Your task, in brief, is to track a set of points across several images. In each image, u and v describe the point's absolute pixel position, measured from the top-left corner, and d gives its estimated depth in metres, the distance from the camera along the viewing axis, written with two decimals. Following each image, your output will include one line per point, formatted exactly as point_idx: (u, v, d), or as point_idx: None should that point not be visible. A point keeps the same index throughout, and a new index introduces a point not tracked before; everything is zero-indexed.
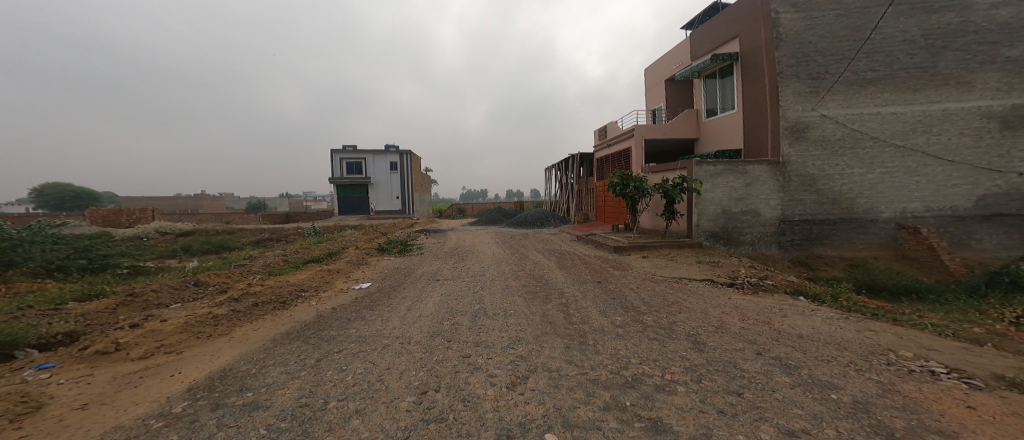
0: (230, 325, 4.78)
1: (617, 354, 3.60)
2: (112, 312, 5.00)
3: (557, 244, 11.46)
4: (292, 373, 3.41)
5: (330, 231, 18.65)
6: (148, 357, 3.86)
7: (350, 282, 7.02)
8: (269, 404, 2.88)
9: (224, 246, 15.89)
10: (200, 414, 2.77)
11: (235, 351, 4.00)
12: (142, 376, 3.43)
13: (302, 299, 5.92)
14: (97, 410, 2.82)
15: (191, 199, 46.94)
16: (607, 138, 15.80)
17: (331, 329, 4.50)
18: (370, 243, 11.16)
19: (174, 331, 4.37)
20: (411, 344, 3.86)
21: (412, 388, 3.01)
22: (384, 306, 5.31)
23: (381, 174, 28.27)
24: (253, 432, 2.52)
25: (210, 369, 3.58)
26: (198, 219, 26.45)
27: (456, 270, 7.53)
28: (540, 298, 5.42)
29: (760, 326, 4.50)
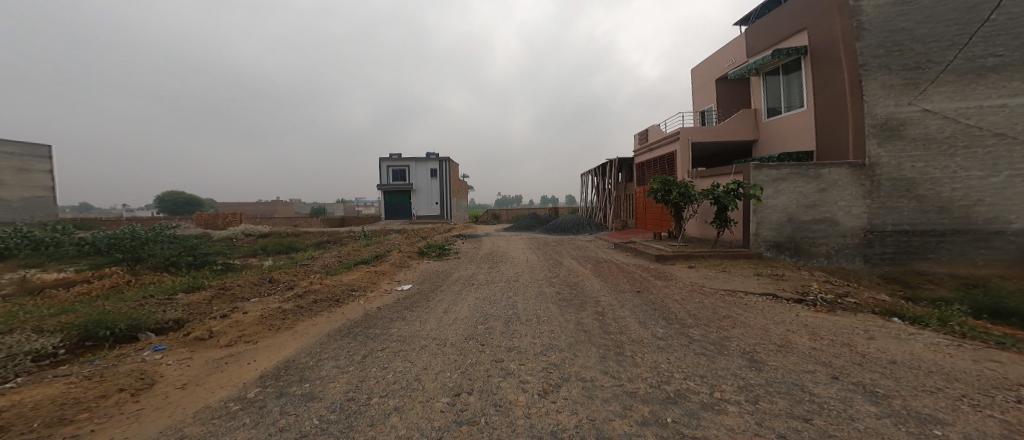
0: (294, 319, 5.25)
1: (659, 367, 3.39)
2: (208, 302, 5.77)
3: (600, 252, 11.13)
4: (341, 368, 3.65)
5: (381, 234, 19.75)
6: (232, 345, 4.35)
7: (393, 283, 7.37)
8: (321, 396, 3.11)
9: (293, 246, 17.55)
10: (268, 400, 3.07)
11: (298, 344, 4.38)
12: (226, 362, 3.88)
13: (353, 298, 6.34)
14: (193, 390, 3.25)
15: (270, 205, 52.71)
16: (649, 142, 15.11)
17: (375, 327, 4.75)
18: (413, 248, 11.62)
19: (252, 323, 4.89)
20: (446, 346, 3.97)
21: (446, 390, 3.07)
22: (423, 307, 5.51)
23: (424, 182, 29.49)
24: (307, 421, 2.74)
25: (279, 359, 3.96)
26: (272, 222, 29.42)
27: (490, 276, 7.58)
28: (577, 306, 5.28)
29: (838, 348, 3.99)
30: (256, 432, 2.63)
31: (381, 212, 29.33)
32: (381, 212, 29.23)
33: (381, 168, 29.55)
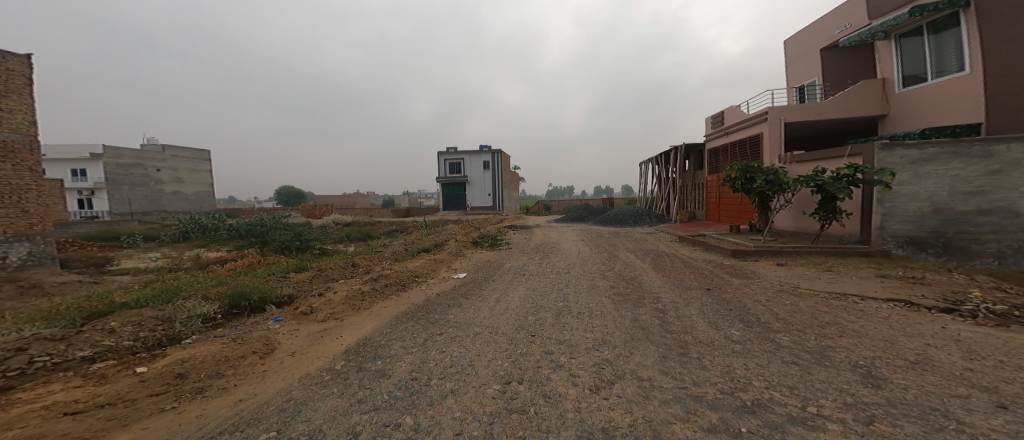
0: (370, 300, 5.82)
1: (734, 373, 3.10)
2: (309, 281, 6.80)
3: (667, 245, 10.45)
4: (406, 349, 3.96)
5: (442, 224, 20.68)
6: (327, 320, 4.99)
7: (450, 271, 7.73)
8: (390, 373, 3.42)
9: (370, 235, 19.30)
10: (350, 373, 3.47)
11: (374, 323, 4.87)
12: (322, 335, 4.48)
13: (416, 283, 6.81)
14: (299, 359, 3.85)
15: (351, 198, 58.43)
16: (725, 125, 13.68)
17: (435, 312, 5.06)
18: (468, 237, 12.05)
19: (341, 302, 5.54)
20: (497, 334, 4.08)
21: (498, 377, 3.17)
22: (476, 296, 5.70)
23: (477, 174, 30.09)
24: (379, 396, 3.05)
25: (360, 335, 4.45)
26: (352, 213, 32.47)
27: (541, 267, 7.54)
28: (632, 301, 5.04)
29: (1009, 369, 3.18)
30: (341, 402, 3.00)
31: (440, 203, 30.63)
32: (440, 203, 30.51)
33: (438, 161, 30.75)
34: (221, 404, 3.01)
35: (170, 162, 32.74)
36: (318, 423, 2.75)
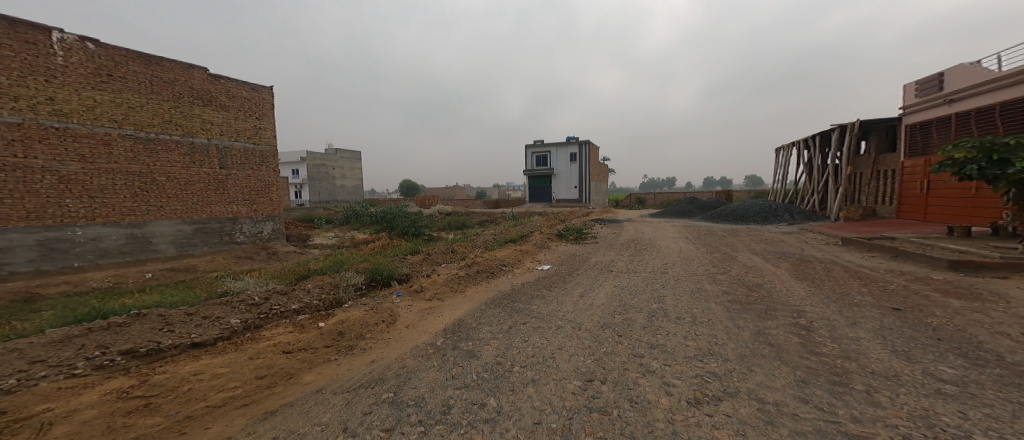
0: (463, 284, 6.26)
1: (936, 421, 2.33)
2: (420, 263, 7.88)
3: (820, 247, 8.72)
4: (494, 334, 4.14)
5: (527, 216, 21.09)
6: (433, 298, 5.65)
7: (534, 263, 7.84)
8: (479, 356, 3.64)
9: (465, 224, 20.61)
10: (447, 351, 3.81)
11: (467, 305, 5.25)
12: (428, 312, 5.08)
13: (503, 271, 7.07)
14: (412, 330, 4.49)
15: (449, 190, 63.30)
16: (954, 90, 9.83)
17: (520, 301, 5.18)
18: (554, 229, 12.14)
19: (443, 283, 6.14)
20: (584, 330, 3.98)
21: (579, 373, 3.11)
22: (560, 289, 5.67)
23: (564, 165, 29.63)
24: (468, 376, 3.27)
25: (457, 314, 4.89)
26: (449, 203, 35.05)
27: (631, 264, 7.16)
28: (760, 312, 4.36)
29: None
30: (439, 375, 3.33)
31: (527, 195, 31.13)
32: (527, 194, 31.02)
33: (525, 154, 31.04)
34: (360, 363, 3.72)
35: (342, 164, 39.21)
36: (422, 391, 3.10)
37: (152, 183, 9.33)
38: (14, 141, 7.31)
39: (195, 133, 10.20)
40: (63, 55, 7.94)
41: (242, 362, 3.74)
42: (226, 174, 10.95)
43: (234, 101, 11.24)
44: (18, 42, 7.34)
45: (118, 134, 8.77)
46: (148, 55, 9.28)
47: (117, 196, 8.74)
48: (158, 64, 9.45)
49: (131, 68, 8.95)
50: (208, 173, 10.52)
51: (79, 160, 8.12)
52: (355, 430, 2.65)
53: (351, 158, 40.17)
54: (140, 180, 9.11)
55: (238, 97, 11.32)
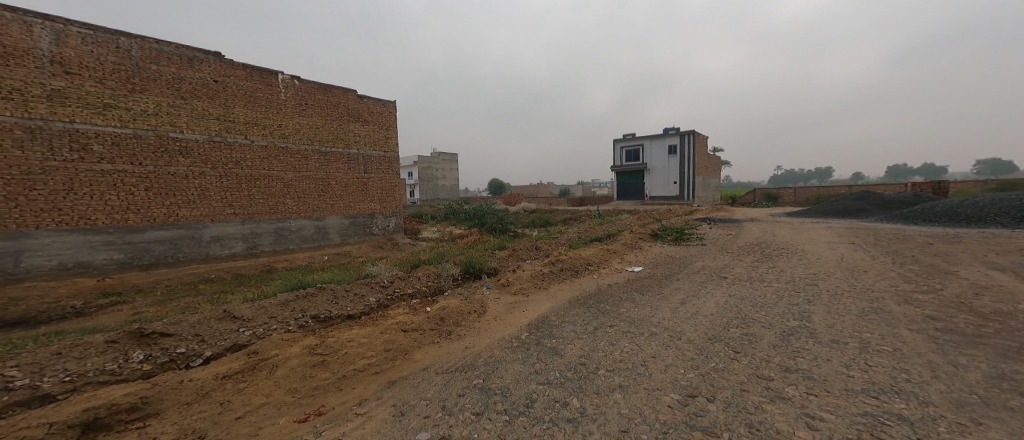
0: (546, 282, 6.35)
1: None
2: (507, 258, 8.45)
3: (1009, 255, 6.71)
4: (578, 334, 4.03)
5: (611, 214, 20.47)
6: (518, 293, 5.98)
7: (622, 264, 7.49)
8: (563, 354, 3.59)
9: (549, 221, 20.60)
10: (530, 347, 3.88)
11: (550, 303, 5.32)
12: (513, 307, 5.41)
13: (588, 271, 6.94)
14: (498, 323, 4.86)
15: (533, 188, 64.28)
16: None
17: (607, 303, 4.97)
18: (644, 228, 11.58)
19: (529, 279, 6.38)
20: (686, 343, 3.59)
21: (678, 387, 2.85)
22: (652, 293, 5.30)
23: (659, 160, 27.53)
24: (551, 373, 3.25)
25: (539, 312, 4.97)
26: (535, 200, 35.62)
27: (738, 271, 6.43)
28: (960, 341, 3.33)
29: None
30: (524, 368, 3.44)
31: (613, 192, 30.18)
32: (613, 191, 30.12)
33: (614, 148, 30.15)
34: (456, 348, 4.22)
35: (444, 165, 42.43)
36: (509, 381, 3.27)
37: (331, 188, 11.34)
38: (264, 158, 9.82)
39: (351, 145, 11.82)
40: (284, 91, 10.27)
41: (376, 335, 4.56)
42: (367, 178, 12.31)
43: (373, 116, 12.43)
44: (262, 85, 9.77)
45: (316, 149, 11.00)
46: (324, 84, 11.20)
47: (315, 197, 10.95)
48: (330, 91, 11.28)
49: (321, 97, 11.10)
50: (359, 178, 12.06)
51: (295, 171, 10.49)
52: (451, 409, 2.95)
53: (450, 160, 43.13)
54: (325, 185, 11.19)
55: (375, 113, 12.47)
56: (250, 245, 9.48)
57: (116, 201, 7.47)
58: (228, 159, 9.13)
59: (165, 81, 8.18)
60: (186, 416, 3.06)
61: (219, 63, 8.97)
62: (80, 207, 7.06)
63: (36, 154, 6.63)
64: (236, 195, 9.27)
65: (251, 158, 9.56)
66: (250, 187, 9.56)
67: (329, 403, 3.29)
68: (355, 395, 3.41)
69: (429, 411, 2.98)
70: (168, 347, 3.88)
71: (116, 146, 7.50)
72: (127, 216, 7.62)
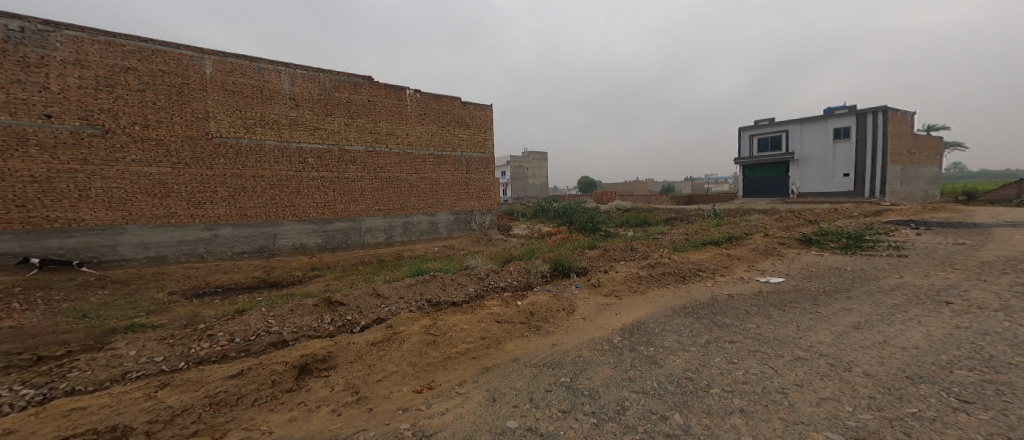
0: (645, 285, 6.35)
1: None
2: (598, 258, 8.36)
3: None
4: (683, 345, 3.92)
5: (730, 214, 18.71)
6: (610, 294, 6.04)
7: (754, 273, 6.94)
8: (662, 364, 3.50)
9: (648, 221, 19.43)
10: (623, 350, 3.92)
11: (648, 309, 5.30)
12: (605, 308, 5.49)
13: (698, 277, 6.69)
14: (588, 322, 4.99)
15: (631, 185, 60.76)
16: None
17: (720, 315, 4.75)
18: (789, 232, 10.49)
19: (622, 280, 6.40)
20: (826, 376, 3.03)
21: (837, 425, 2.37)
22: (779, 309, 4.89)
23: (815, 148, 22.08)
24: (650, 382, 3.17)
25: (636, 317, 4.99)
26: (631, 198, 34.03)
27: (885, 288, 5.50)
28: None
29: None
30: (615, 373, 3.41)
31: (738, 190, 26.11)
32: (738, 189, 26.04)
33: (739, 140, 25.92)
34: (546, 343, 4.42)
35: (534, 164, 43.20)
36: (596, 384, 3.26)
37: (444, 187, 12.47)
38: (403, 162, 11.53)
39: (456, 148, 12.70)
40: (411, 102, 11.60)
41: (474, 322, 4.89)
42: (469, 178, 13.13)
43: (475, 120, 13.17)
44: (394, 99, 11.23)
45: (441, 155, 12.37)
46: (437, 94, 12.22)
47: (439, 195, 12.36)
48: (441, 100, 12.27)
49: (442, 106, 12.30)
50: (462, 178, 12.93)
51: (419, 173, 11.88)
52: (538, 403, 3.03)
53: (540, 159, 43.67)
54: (442, 185, 12.41)
55: (477, 117, 13.22)
56: (388, 236, 11.24)
57: (321, 198, 10.10)
58: (377, 165, 11.01)
59: (342, 104, 10.33)
60: (349, 372, 3.86)
61: (372, 85, 10.78)
62: (304, 203, 9.82)
63: (284, 167, 9.52)
64: (387, 195, 11.22)
65: (396, 163, 11.40)
66: (389, 188, 11.28)
67: (437, 379, 3.73)
68: (456, 376, 3.79)
69: (518, 401, 3.12)
70: (343, 314, 5.29)
71: (318, 159, 10.04)
72: (321, 211, 10.09)
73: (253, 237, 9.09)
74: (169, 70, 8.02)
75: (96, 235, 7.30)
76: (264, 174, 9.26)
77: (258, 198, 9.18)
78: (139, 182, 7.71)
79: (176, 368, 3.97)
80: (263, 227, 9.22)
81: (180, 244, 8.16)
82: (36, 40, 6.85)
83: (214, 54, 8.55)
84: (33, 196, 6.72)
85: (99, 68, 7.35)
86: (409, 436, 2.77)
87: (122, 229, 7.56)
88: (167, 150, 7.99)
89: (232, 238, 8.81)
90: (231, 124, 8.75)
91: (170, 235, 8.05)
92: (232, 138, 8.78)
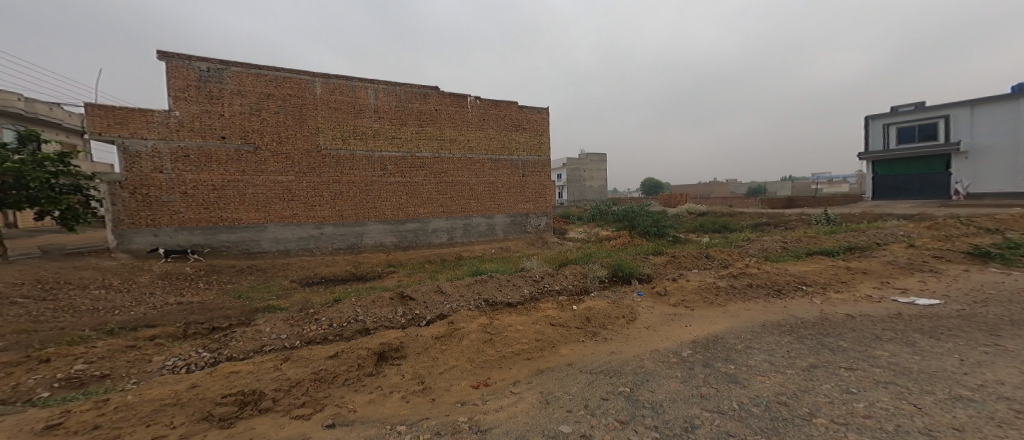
0: (726, 297, 6.07)
1: None
2: (665, 265, 7.99)
3: None
4: (774, 366, 3.76)
5: (852, 220, 16.15)
6: (678, 305, 5.87)
7: (883, 291, 6.13)
8: (745, 384, 3.39)
9: (727, 227, 17.80)
10: (696, 365, 3.88)
11: (726, 323, 5.08)
12: (672, 319, 5.34)
13: (799, 292, 6.22)
14: (650, 333, 4.90)
15: (707, 186, 55.95)
16: None
17: (820, 336, 4.44)
18: (949, 244, 8.80)
19: (693, 290, 6.23)
20: (941, 417, 2.69)
21: None
22: (891, 332, 4.43)
23: (996, 136, 17.57)
24: (730, 401, 3.10)
25: (709, 331, 4.84)
26: (705, 200, 31.39)
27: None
28: None
29: None
30: (682, 389, 3.40)
31: (865, 190, 21.58)
32: (865, 189, 21.51)
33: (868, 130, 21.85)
34: (603, 350, 4.41)
35: (592, 165, 42.06)
36: (659, 397, 3.28)
37: (501, 190, 12.81)
38: (467, 166, 12.15)
39: (512, 151, 12.95)
40: (472, 109, 12.14)
41: (528, 324, 5.02)
42: (525, 180, 13.29)
43: (531, 124, 13.30)
44: (455, 106, 11.82)
45: (500, 160, 12.77)
46: (495, 100, 12.60)
47: (500, 197, 12.81)
48: (499, 105, 12.62)
49: (503, 112, 12.70)
50: (518, 181, 13.15)
51: (478, 176, 12.36)
52: (594, 410, 3.11)
53: (597, 161, 42.37)
54: (502, 187, 12.83)
55: (534, 120, 13.35)
56: (453, 236, 11.97)
57: (396, 200, 11.06)
58: (443, 170, 11.73)
59: (414, 115, 11.20)
60: (416, 363, 4.19)
61: (439, 95, 11.51)
62: (385, 206, 10.90)
63: (370, 173, 10.64)
64: (455, 199, 11.97)
65: (463, 168, 12.09)
66: (453, 191, 11.95)
67: (493, 377, 3.92)
68: (510, 375, 3.95)
69: (572, 406, 3.21)
70: (412, 308, 5.80)
71: (398, 166, 11.05)
72: (396, 212, 11.06)
73: (345, 235, 10.39)
74: (293, 93, 9.67)
75: (247, 232, 9.30)
76: (356, 179, 10.50)
77: (350, 201, 10.46)
78: (276, 188, 9.59)
79: (294, 346, 4.71)
80: (351, 227, 10.44)
81: (300, 240, 9.86)
82: (215, 77, 8.89)
83: (323, 77, 9.99)
84: (215, 200, 9.01)
85: (253, 95, 9.26)
86: (466, 428, 2.99)
87: (263, 227, 9.45)
88: (292, 161, 9.73)
89: (338, 235, 10.31)
90: (336, 137, 10.18)
91: (294, 232, 9.80)
92: (335, 149, 10.19)
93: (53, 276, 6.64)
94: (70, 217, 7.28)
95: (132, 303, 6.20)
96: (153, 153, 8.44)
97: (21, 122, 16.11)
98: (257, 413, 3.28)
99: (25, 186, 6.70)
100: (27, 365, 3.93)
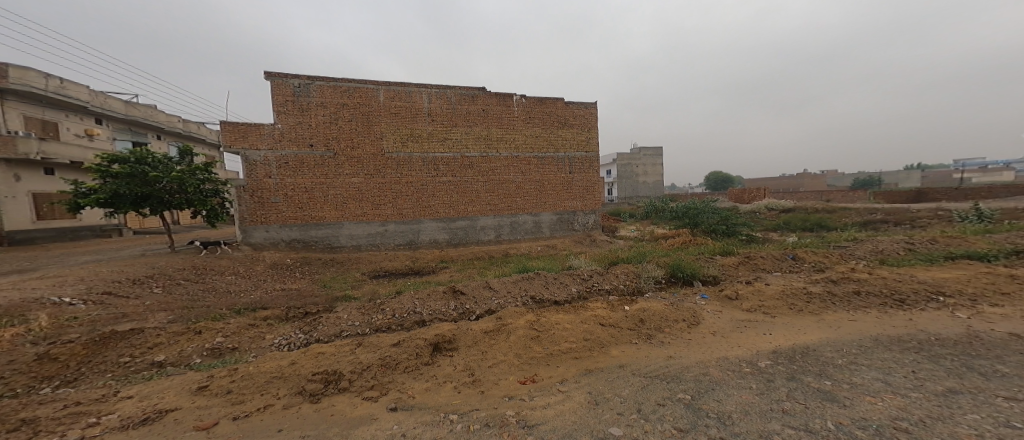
0: (821, 306, 5.35)
1: None
2: (736, 267, 7.28)
3: None
4: (890, 386, 3.28)
5: (1015, 215, 12.97)
6: (753, 310, 5.35)
7: None
8: (846, 404, 3.05)
9: (824, 225, 15.52)
10: (777, 377, 3.55)
11: (822, 334, 4.49)
12: (745, 326, 4.88)
13: (928, 302, 5.26)
14: (717, 339, 4.52)
15: (796, 179, 49.56)
16: None
17: (954, 357, 3.74)
18: None
19: (773, 296, 5.62)
20: None
21: None
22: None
23: None
24: (823, 421, 2.84)
25: (795, 341, 4.32)
26: (791, 195, 27.82)
27: None
28: None
29: None
30: (757, 401, 3.17)
31: None
32: None
33: None
34: (659, 354, 4.19)
35: (647, 160, 39.69)
36: (729, 408, 3.09)
37: (547, 187, 12.74)
38: (517, 164, 12.32)
39: (558, 148, 12.77)
40: (518, 107, 12.20)
41: (577, 323, 4.95)
42: (572, 177, 13.05)
43: (578, 120, 12.98)
44: (500, 105, 11.97)
45: (549, 157, 12.71)
46: (541, 97, 12.50)
47: (550, 194, 12.79)
48: (545, 103, 12.52)
49: (551, 108, 12.58)
50: (565, 178, 12.95)
51: (525, 174, 12.42)
52: (648, 416, 3.05)
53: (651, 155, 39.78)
54: (551, 185, 12.77)
55: (580, 115, 13.00)
56: (508, 233, 12.31)
57: (448, 199, 11.61)
58: (492, 169, 12.02)
59: (464, 116, 11.59)
60: (467, 355, 4.37)
61: (486, 95, 11.76)
62: (438, 205, 11.51)
63: (424, 174, 11.31)
64: (506, 197, 12.24)
65: (514, 166, 12.28)
66: (503, 190, 12.20)
67: (540, 374, 3.95)
68: (557, 373, 3.96)
69: (624, 409, 3.16)
70: (463, 302, 6.06)
71: (452, 166, 11.59)
72: (449, 210, 11.62)
73: (405, 232, 11.18)
74: (362, 102, 10.60)
75: (328, 229, 10.49)
76: (413, 180, 11.22)
77: (409, 200, 11.23)
78: (351, 189, 10.66)
79: (365, 332, 5.23)
80: (407, 225, 11.18)
81: (370, 236, 10.86)
82: (305, 91, 10.12)
83: (385, 85, 10.81)
84: (306, 200, 10.29)
85: (333, 106, 10.36)
86: (514, 422, 3.11)
87: (340, 225, 10.58)
88: (363, 165, 10.70)
89: (403, 232, 11.16)
90: (397, 141, 10.98)
91: (365, 230, 10.82)
92: (395, 152, 11.00)
93: (202, 264, 8.22)
94: (212, 215, 8.97)
95: (252, 288, 7.42)
96: (265, 162, 9.90)
97: (181, 141, 20.19)
98: (337, 391, 3.71)
99: (184, 191, 8.40)
100: (188, 335, 4.91)
